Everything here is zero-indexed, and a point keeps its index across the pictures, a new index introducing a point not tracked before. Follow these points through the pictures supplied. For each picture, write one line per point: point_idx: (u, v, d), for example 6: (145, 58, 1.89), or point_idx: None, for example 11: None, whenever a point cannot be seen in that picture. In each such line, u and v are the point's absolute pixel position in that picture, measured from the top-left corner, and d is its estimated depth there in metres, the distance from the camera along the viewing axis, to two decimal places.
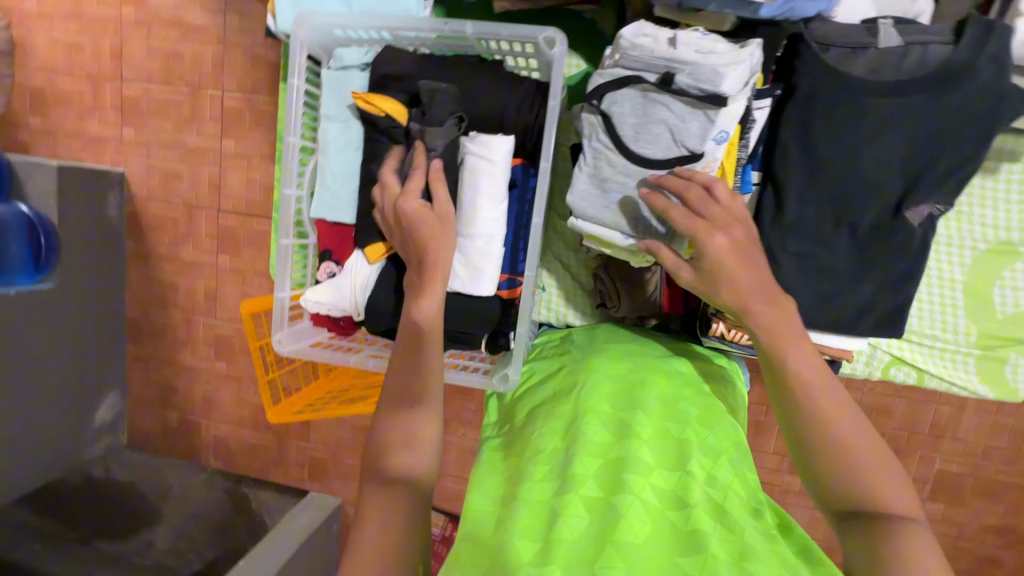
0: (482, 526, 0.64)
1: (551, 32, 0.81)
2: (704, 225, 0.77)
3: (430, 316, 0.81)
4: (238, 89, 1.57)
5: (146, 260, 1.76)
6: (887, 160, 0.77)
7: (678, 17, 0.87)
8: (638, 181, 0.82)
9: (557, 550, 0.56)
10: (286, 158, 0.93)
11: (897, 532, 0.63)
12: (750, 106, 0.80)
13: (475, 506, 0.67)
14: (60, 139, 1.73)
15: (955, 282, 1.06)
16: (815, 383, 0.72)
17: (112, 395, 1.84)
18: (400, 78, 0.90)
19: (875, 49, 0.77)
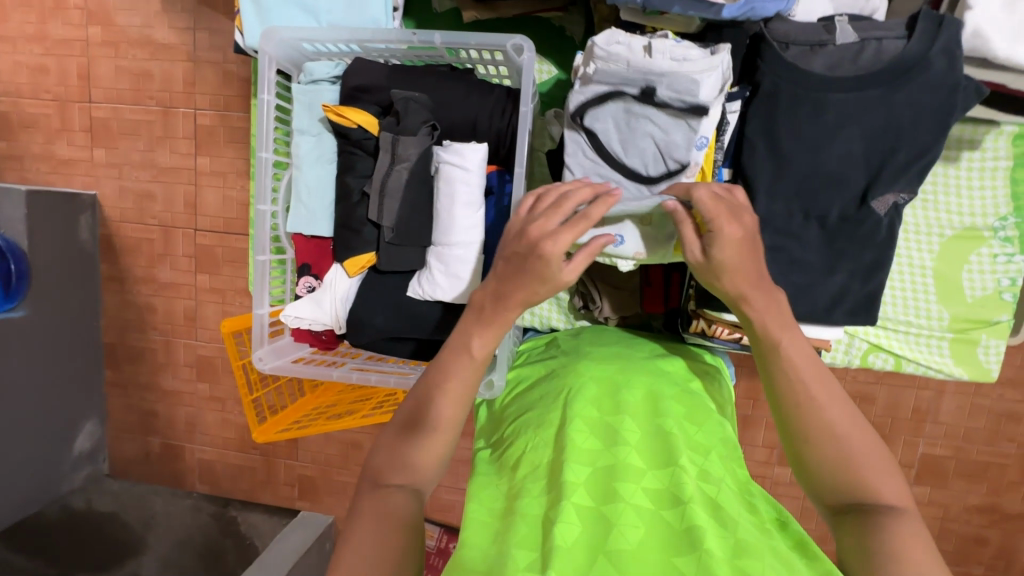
0: (478, 535, 0.62)
1: (519, 40, 0.82)
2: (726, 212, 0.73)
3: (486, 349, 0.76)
4: (210, 106, 1.56)
5: (122, 283, 1.73)
6: (850, 153, 0.80)
7: (643, 20, 0.88)
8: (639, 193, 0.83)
9: (554, 555, 0.54)
10: (259, 173, 0.91)
11: (892, 522, 0.64)
12: (724, 111, 0.83)
13: (471, 513, 0.65)
14: (27, 163, 1.69)
15: (926, 268, 1.09)
16: (810, 378, 0.73)
17: (91, 423, 1.79)
18: (370, 89, 0.90)
19: (832, 46, 0.79)
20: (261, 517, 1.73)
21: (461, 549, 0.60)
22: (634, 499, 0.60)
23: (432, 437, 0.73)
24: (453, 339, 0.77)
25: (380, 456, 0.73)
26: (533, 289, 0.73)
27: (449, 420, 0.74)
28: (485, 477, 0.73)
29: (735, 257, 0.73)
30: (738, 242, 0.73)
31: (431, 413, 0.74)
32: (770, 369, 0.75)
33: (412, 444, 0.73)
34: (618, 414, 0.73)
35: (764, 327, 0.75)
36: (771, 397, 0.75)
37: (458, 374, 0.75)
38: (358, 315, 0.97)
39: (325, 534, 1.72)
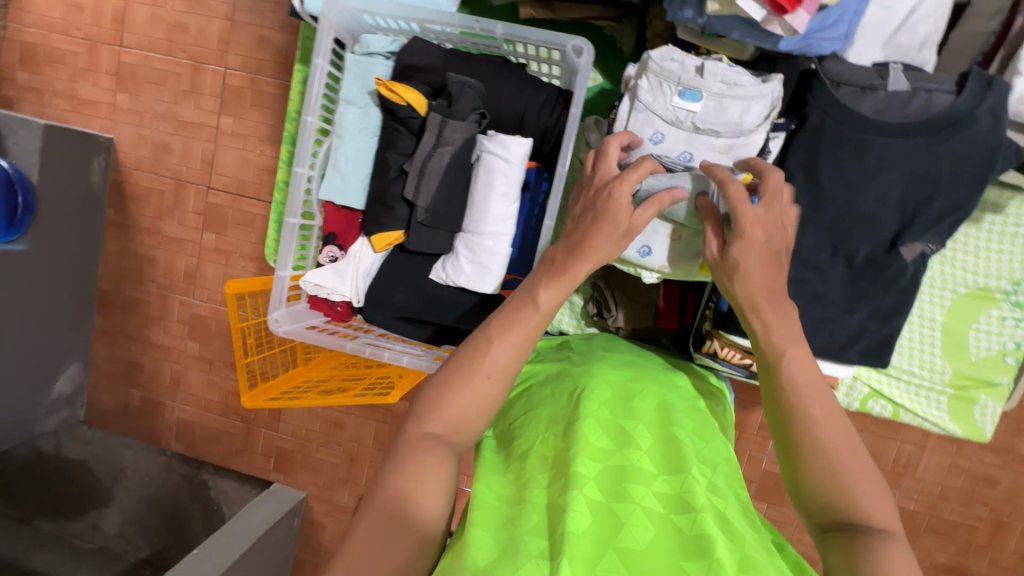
0: (484, 521, 0.61)
1: (580, 41, 0.82)
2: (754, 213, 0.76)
3: (552, 301, 0.71)
4: (242, 67, 1.55)
5: (126, 231, 1.72)
6: (886, 198, 0.81)
7: (699, 40, 0.90)
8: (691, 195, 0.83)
9: (567, 545, 0.55)
10: (302, 136, 0.91)
11: (881, 547, 0.60)
12: (767, 138, 0.84)
13: (480, 498, 0.65)
14: (48, 98, 1.68)
15: (935, 322, 1.11)
16: (810, 392, 0.70)
17: (74, 367, 1.77)
18: (424, 70, 0.90)
19: (883, 91, 0.80)
20: (233, 484, 1.69)
21: (472, 528, 0.60)
22: (644, 502, 0.62)
23: (484, 383, 0.66)
24: (516, 295, 0.72)
25: (423, 398, 0.66)
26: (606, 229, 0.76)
27: (504, 369, 0.67)
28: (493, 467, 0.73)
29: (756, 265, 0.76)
30: (761, 250, 0.76)
31: (486, 360, 0.67)
32: (770, 379, 0.72)
33: (451, 397, 0.65)
34: (629, 417, 0.74)
35: (768, 340, 0.74)
36: (770, 408, 0.72)
37: (522, 322, 0.70)
38: (378, 291, 0.98)
39: (295, 511, 1.65)
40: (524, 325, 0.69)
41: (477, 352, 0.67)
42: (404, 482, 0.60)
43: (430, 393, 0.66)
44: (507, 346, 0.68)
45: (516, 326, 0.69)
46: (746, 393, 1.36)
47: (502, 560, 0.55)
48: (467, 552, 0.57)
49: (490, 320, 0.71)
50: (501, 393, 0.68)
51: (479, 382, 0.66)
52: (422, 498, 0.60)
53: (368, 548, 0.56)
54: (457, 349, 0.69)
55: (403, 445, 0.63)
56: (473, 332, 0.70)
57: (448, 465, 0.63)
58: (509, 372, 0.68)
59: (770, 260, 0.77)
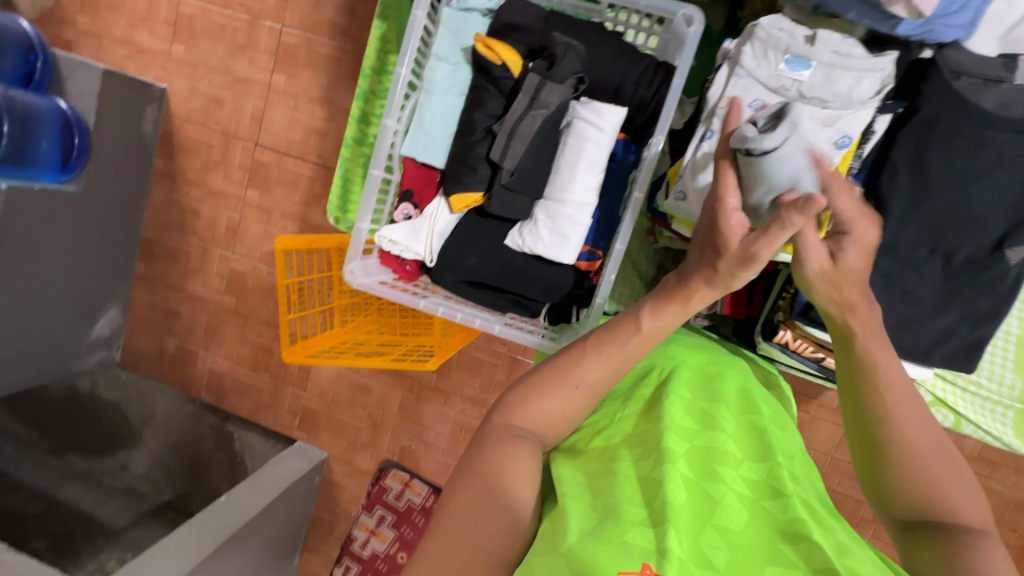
0: (575, 492, 0.60)
1: (692, 9, 0.80)
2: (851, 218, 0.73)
3: (657, 329, 0.69)
4: (299, 26, 1.55)
5: (172, 181, 1.73)
6: (999, 197, 0.78)
7: (808, 20, 0.87)
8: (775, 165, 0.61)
9: (670, 520, 0.55)
10: (393, 88, 0.89)
11: (978, 544, 0.59)
12: (873, 120, 0.81)
13: (563, 476, 0.63)
14: (106, 44, 1.69)
15: (1010, 335, 1.07)
16: (901, 402, 0.67)
17: (113, 310, 1.81)
18: (523, 28, 0.88)
19: (1010, 84, 0.77)
20: (257, 438, 1.76)
21: (568, 501, 0.59)
22: (735, 483, 0.61)
23: (572, 395, 0.67)
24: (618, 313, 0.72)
25: (510, 398, 0.67)
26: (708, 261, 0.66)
27: (594, 383, 0.68)
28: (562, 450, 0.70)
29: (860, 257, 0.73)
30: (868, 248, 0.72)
31: (577, 372, 0.68)
32: (856, 386, 0.70)
33: (541, 401, 0.66)
34: (711, 400, 0.72)
35: (862, 346, 0.71)
36: (848, 408, 0.71)
37: (617, 337, 0.69)
38: (452, 251, 0.97)
39: (316, 469, 1.73)
40: (621, 343, 0.68)
41: (567, 366, 0.68)
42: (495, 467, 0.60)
43: (517, 396, 0.67)
44: (600, 361, 0.67)
45: (609, 342, 0.69)
46: None
47: (604, 524, 0.55)
48: (565, 517, 0.57)
49: (586, 337, 0.71)
50: (589, 405, 0.68)
51: (571, 393, 0.67)
52: (514, 492, 0.60)
53: (460, 526, 0.57)
54: (551, 356, 0.70)
55: (491, 436, 0.64)
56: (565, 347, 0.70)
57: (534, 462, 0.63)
58: (600, 389, 0.68)
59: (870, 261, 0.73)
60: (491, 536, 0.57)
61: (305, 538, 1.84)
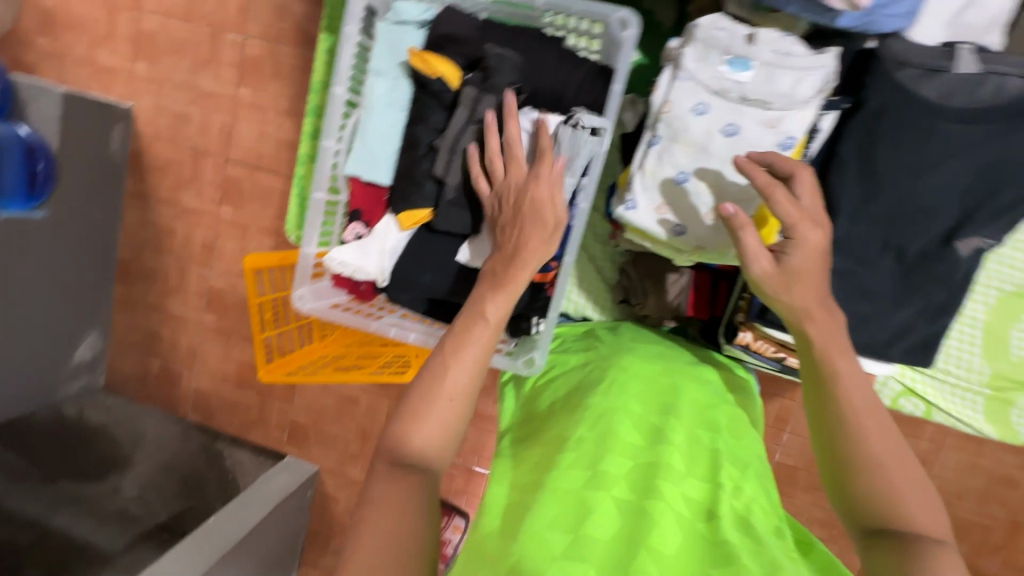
0: (495, 524, 0.61)
1: (626, 13, 0.78)
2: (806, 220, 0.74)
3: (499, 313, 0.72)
4: (262, 36, 1.51)
5: (145, 202, 1.71)
6: (947, 189, 0.76)
7: (749, 16, 0.85)
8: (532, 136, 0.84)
9: (589, 547, 0.54)
10: (330, 109, 0.89)
11: (934, 553, 0.57)
12: (817, 117, 0.80)
13: (492, 499, 0.66)
14: (68, 64, 1.65)
15: (976, 321, 1.07)
16: (864, 412, 0.68)
17: (94, 334, 1.78)
18: (459, 40, 0.86)
19: (952, 73, 0.75)
20: (247, 456, 1.69)
21: (477, 534, 0.62)
22: (672, 502, 0.59)
23: (445, 407, 0.66)
24: (464, 314, 0.73)
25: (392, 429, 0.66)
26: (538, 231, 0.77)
27: (464, 391, 0.68)
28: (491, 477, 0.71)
29: (809, 263, 0.74)
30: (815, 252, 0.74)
31: (443, 385, 0.67)
32: (820, 396, 0.72)
33: (420, 419, 0.65)
34: (662, 413, 0.72)
35: (823, 350, 0.73)
36: (816, 419, 0.72)
37: (474, 340, 0.70)
38: (403, 271, 0.95)
39: (308, 483, 1.70)
40: (475, 345, 0.70)
41: (434, 378, 0.67)
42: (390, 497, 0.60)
43: (397, 425, 0.66)
44: (461, 366, 0.68)
45: (469, 339, 0.70)
46: (766, 384, 1.33)
47: (526, 549, 0.54)
48: (488, 544, 0.58)
49: (443, 345, 0.71)
50: (467, 412, 0.68)
51: (447, 400, 0.67)
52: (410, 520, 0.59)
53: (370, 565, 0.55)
54: (423, 368, 0.69)
55: (382, 472, 0.63)
56: (428, 360, 0.70)
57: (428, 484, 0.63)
58: (463, 391, 0.68)
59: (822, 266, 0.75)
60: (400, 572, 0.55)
61: (303, 550, 1.84)
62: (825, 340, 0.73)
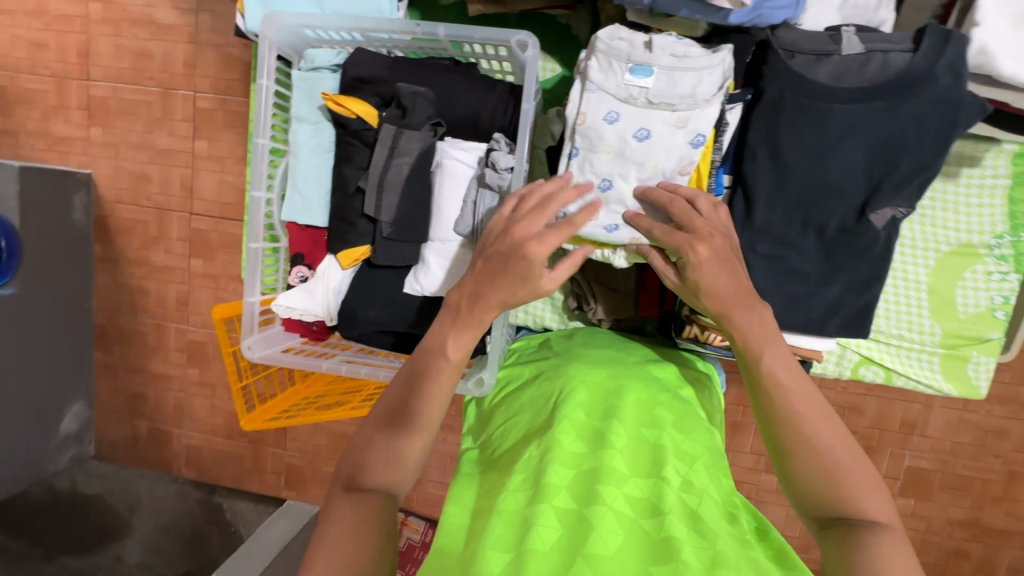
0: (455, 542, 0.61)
1: (523, 35, 0.81)
2: (687, 237, 0.75)
3: (458, 354, 0.77)
4: (211, 89, 1.53)
5: (115, 265, 1.70)
6: (853, 166, 0.79)
7: (650, 21, 0.88)
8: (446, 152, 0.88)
9: (534, 560, 0.55)
10: (255, 160, 0.91)
11: (872, 539, 0.60)
12: (724, 110, 0.82)
13: (452, 519, 0.66)
14: (23, 139, 1.66)
15: (920, 285, 1.09)
16: (799, 399, 0.70)
17: (78, 404, 1.76)
18: (372, 81, 0.89)
19: (838, 56, 0.79)
20: (247, 505, 1.73)
21: (433, 558, 0.60)
22: (614, 504, 0.60)
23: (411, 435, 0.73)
24: (423, 348, 0.77)
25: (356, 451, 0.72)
26: (511, 290, 0.74)
27: (426, 421, 0.74)
28: (449, 501, 0.69)
29: (711, 275, 0.74)
30: (711, 263, 0.74)
31: (410, 413, 0.74)
32: (758, 387, 0.73)
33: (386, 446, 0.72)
34: (603, 418, 0.72)
35: (745, 342, 0.74)
36: (759, 409, 0.72)
37: (435, 374, 0.76)
38: (350, 306, 0.96)
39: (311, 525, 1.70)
40: (436, 377, 0.75)
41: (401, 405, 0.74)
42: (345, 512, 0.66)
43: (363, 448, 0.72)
44: (426, 397, 0.75)
45: (429, 380, 0.75)
46: None
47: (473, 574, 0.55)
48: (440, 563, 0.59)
49: (404, 376, 0.77)
50: (428, 440, 0.75)
51: (404, 435, 0.73)
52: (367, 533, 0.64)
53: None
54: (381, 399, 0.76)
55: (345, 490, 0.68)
56: (391, 388, 0.77)
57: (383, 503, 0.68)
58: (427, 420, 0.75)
59: (727, 273, 0.74)
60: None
61: None
62: (747, 335, 0.73)
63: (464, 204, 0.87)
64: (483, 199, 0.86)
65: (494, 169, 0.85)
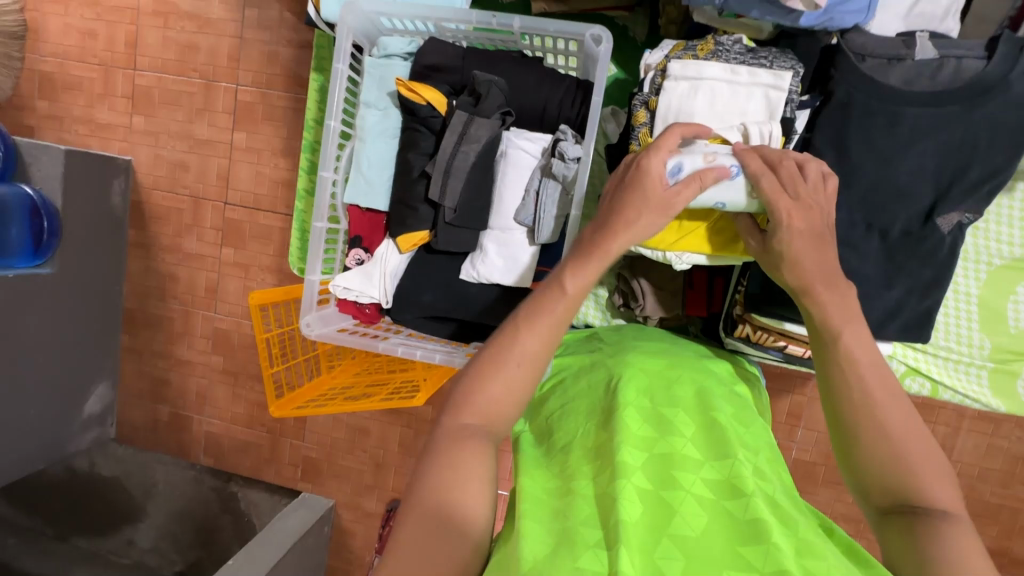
0: (536, 512, 0.60)
1: (598, 30, 0.83)
2: (788, 204, 0.75)
3: (579, 288, 0.70)
4: (254, 83, 1.57)
5: (148, 250, 1.73)
6: (922, 168, 0.80)
7: (716, 22, 0.90)
8: (507, 139, 0.91)
9: (626, 538, 0.54)
10: (326, 141, 0.94)
11: (946, 530, 0.57)
12: (791, 112, 0.83)
13: (528, 490, 0.64)
14: (67, 125, 1.71)
15: (971, 297, 1.08)
16: (878, 391, 0.66)
17: (103, 386, 1.78)
18: (444, 69, 0.92)
19: (910, 61, 0.80)
20: (263, 495, 1.70)
21: (523, 520, 0.59)
22: (693, 490, 0.61)
23: (516, 372, 0.65)
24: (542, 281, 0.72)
25: (454, 394, 0.66)
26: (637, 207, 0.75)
27: (534, 357, 0.67)
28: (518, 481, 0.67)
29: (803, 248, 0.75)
30: (804, 237, 0.75)
31: (515, 350, 0.66)
32: (829, 376, 0.70)
33: (483, 397, 0.64)
34: (670, 405, 0.73)
35: (825, 321, 0.72)
36: (826, 397, 0.70)
37: (551, 310, 0.68)
38: (405, 292, 0.98)
39: (325, 518, 1.69)
40: (552, 312, 0.68)
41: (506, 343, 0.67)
42: (444, 476, 0.60)
43: (460, 390, 0.66)
44: (536, 335, 0.67)
45: (545, 313, 0.68)
46: (777, 380, 1.33)
47: (558, 552, 0.54)
48: (524, 535, 0.57)
49: (519, 310, 0.70)
50: (533, 383, 0.67)
51: (511, 374, 0.65)
52: (466, 501, 0.59)
53: (420, 540, 0.57)
54: (484, 343, 0.68)
55: (443, 441, 0.63)
56: (502, 323, 0.69)
57: (486, 456, 0.63)
58: (532, 364, 0.67)
59: (818, 240, 0.75)
60: (454, 555, 0.57)
61: None
62: (852, 328, 0.70)
63: (527, 193, 0.91)
64: (548, 189, 0.89)
65: (561, 159, 0.87)
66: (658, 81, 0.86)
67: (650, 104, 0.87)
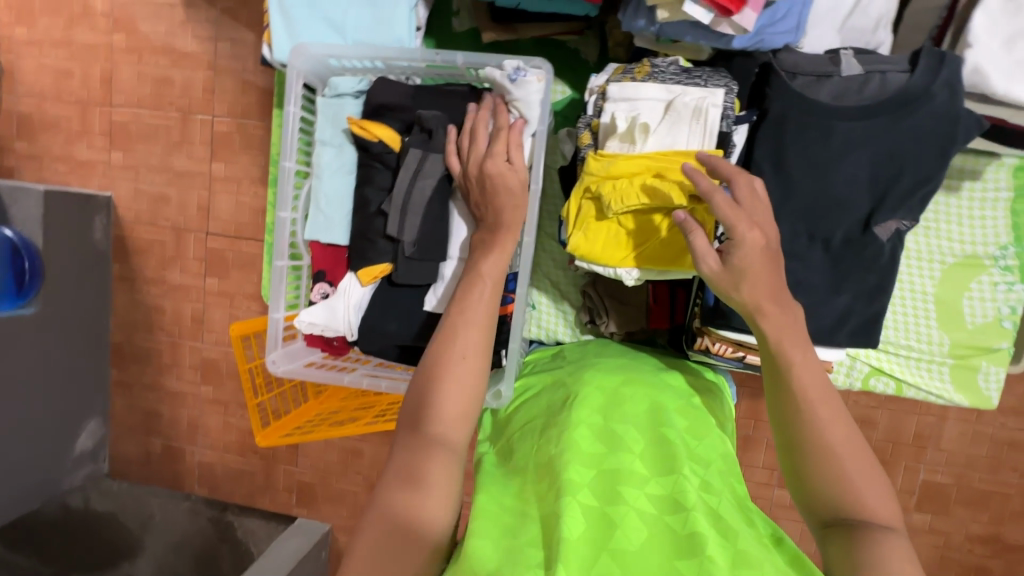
0: (481, 530, 0.62)
1: (541, 65, 0.88)
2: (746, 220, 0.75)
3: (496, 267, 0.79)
4: (228, 113, 1.59)
5: (133, 284, 1.75)
6: (857, 178, 0.83)
7: (656, 47, 0.93)
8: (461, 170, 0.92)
9: (565, 554, 0.55)
10: (283, 181, 0.96)
11: (880, 539, 0.60)
12: (730, 130, 0.84)
13: (483, 508, 0.65)
14: (47, 164, 1.73)
15: (927, 295, 1.11)
16: (819, 402, 0.69)
17: (95, 422, 1.78)
18: (394, 106, 0.95)
19: (838, 77, 0.83)
20: (258, 523, 1.68)
21: (472, 538, 0.60)
22: (636, 504, 0.62)
23: (461, 365, 0.70)
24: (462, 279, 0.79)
25: (409, 405, 0.70)
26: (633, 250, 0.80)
27: (476, 351, 0.72)
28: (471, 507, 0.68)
29: (758, 263, 0.75)
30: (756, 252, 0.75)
31: (455, 347, 0.71)
32: (778, 387, 0.72)
33: (433, 404, 0.68)
34: (623, 422, 0.75)
35: (779, 343, 0.73)
36: (775, 412, 0.72)
37: (477, 298, 0.76)
38: (370, 323, 0.99)
39: (323, 541, 1.67)
40: (478, 300, 0.76)
41: (446, 341, 0.72)
42: (407, 484, 0.63)
43: (414, 398, 0.70)
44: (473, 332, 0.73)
45: (470, 304, 0.75)
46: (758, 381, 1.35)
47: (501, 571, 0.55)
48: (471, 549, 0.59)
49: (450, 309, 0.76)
50: (478, 378, 0.71)
51: (458, 369, 0.70)
52: (424, 511, 0.62)
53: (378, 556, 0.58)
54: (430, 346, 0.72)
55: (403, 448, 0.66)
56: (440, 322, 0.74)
57: (447, 454, 0.66)
58: (476, 355, 0.72)
59: (767, 263, 0.76)
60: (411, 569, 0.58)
61: None
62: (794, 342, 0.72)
63: None
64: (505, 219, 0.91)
65: None
66: (600, 104, 0.89)
67: (593, 126, 0.90)
